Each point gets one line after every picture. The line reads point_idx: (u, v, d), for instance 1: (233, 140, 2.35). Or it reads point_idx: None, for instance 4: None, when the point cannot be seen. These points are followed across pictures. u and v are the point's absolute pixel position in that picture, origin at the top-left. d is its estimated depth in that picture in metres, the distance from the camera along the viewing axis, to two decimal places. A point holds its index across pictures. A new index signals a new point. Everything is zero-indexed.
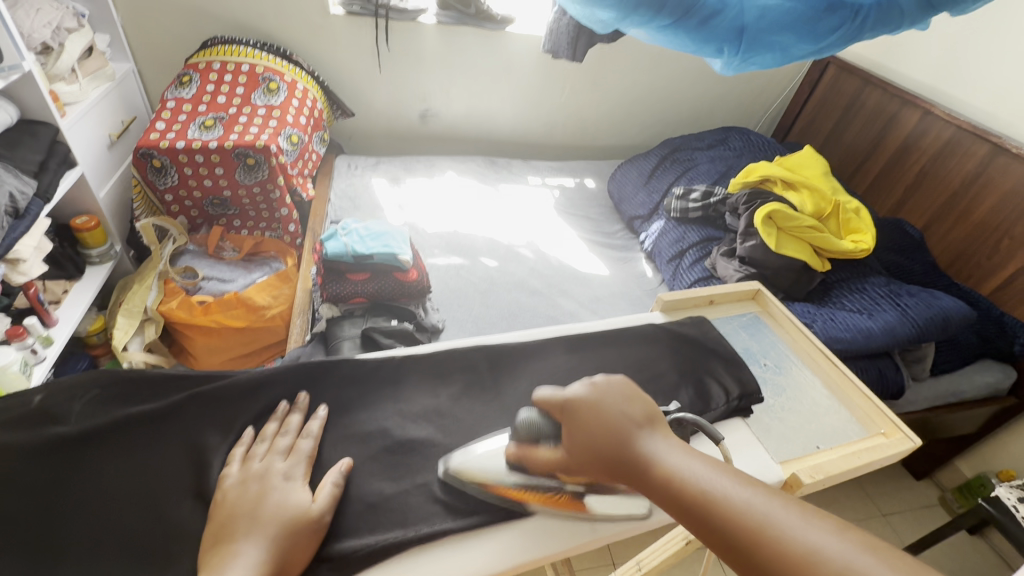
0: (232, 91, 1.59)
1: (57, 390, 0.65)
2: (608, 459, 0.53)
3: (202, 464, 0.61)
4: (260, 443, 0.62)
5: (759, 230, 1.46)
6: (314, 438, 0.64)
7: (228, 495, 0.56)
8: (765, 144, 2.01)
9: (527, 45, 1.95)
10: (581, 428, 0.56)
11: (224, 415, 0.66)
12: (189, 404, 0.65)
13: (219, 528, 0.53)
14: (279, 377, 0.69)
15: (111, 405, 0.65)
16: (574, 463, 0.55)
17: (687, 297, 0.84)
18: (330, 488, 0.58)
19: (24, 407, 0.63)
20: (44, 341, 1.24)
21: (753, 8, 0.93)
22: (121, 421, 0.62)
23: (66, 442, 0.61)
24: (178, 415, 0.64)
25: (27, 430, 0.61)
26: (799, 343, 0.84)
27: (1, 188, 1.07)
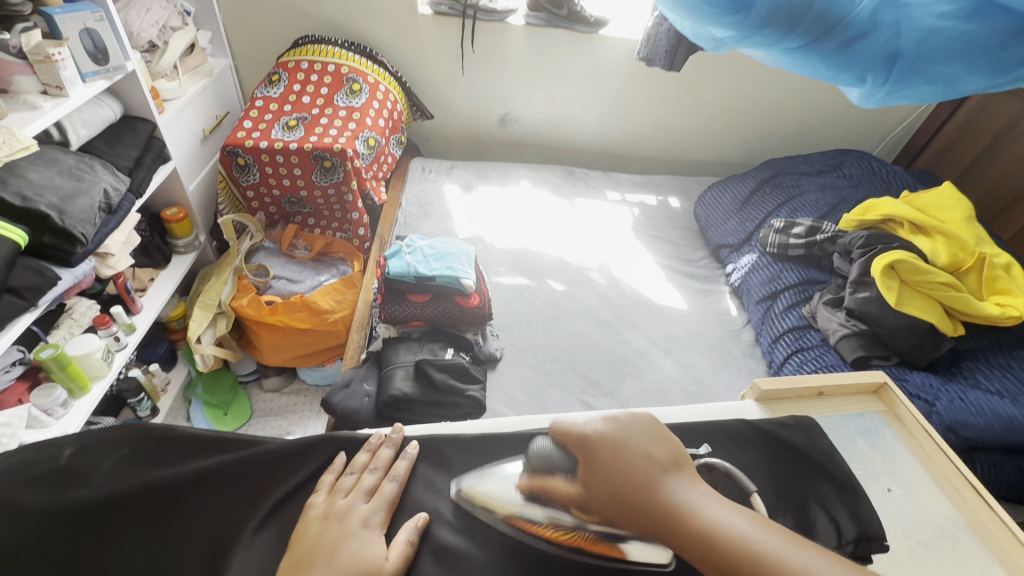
0: (317, 91, 1.59)
1: (88, 442, 0.59)
2: (633, 507, 0.48)
3: (231, 543, 0.56)
4: (348, 475, 0.61)
5: (878, 281, 1.25)
6: (399, 481, 0.62)
7: (310, 530, 0.55)
8: (890, 172, 1.73)
9: (620, 50, 1.81)
10: (602, 469, 0.51)
11: (257, 489, 0.60)
12: (222, 474, 0.59)
13: (295, 565, 0.52)
14: (320, 448, 0.64)
15: (141, 461, 0.59)
16: (594, 504, 0.51)
17: (791, 386, 0.70)
18: (403, 543, 0.56)
19: (52, 461, 0.57)
20: (127, 329, 1.31)
21: (912, 31, 0.75)
22: (149, 491, 0.57)
23: (92, 505, 0.55)
24: (209, 487, 0.59)
25: (49, 491, 0.55)
26: (934, 462, 0.67)
27: (95, 185, 1.11)
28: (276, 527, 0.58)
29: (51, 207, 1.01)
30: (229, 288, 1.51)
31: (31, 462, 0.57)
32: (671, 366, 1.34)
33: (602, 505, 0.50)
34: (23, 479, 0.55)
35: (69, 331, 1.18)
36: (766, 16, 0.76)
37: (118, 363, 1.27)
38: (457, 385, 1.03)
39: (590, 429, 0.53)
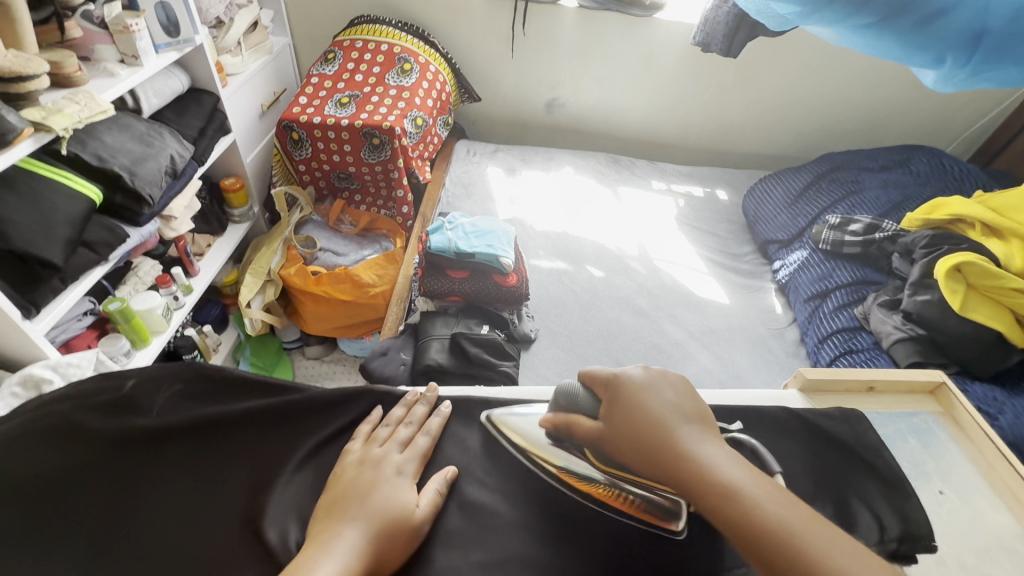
0: (369, 70, 1.63)
1: (147, 377, 0.66)
2: (645, 442, 0.52)
3: (269, 481, 0.60)
4: (384, 426, 0.64)
5: (941, 284, 1.17)
6: (432, 435, 0.65)
7: (347, 472, 0.58)
8: (963, 171, 1.61)
9: (675, 35, 1.75)
10: (623, 409, 0.56)
11: (290, 433, 0.64)
12: (262, 414, 0.65)
13: (331, 503, 0.55)
14: (353, 399, 0.68)
15: (193, 399, 0.66)
16: (608, 441, 0.56)
17: (838, 379, 0.67)
18: (433, 495, 0.59)
19: (115, 391, 0.64)
20: (185, 290, 1.40)
21: (1003, 8, 0.68)
22: (194, 422, 0.62)
23: (145, 432, 0.61)
24: (248, 425, 0.64)
25: (110, 416, 0.62)
26: (995, 470, 0.63)
27: (163, 151, 1.18)
28: (312, 471, 0.62)
29: (123, 168, 1.08)
30: (280, 258, 1.58)
31: (95, 391, 0.63)
32: (708, 360, 1.31)
33: (617, 441, 0.55)
34: (89, 405, 0.62)
35: (134, 287, 1.28)
36: None
37: (176, 321, 1.35)
38: (491, 361, 1.04)
39: (622, 372, 0.59)
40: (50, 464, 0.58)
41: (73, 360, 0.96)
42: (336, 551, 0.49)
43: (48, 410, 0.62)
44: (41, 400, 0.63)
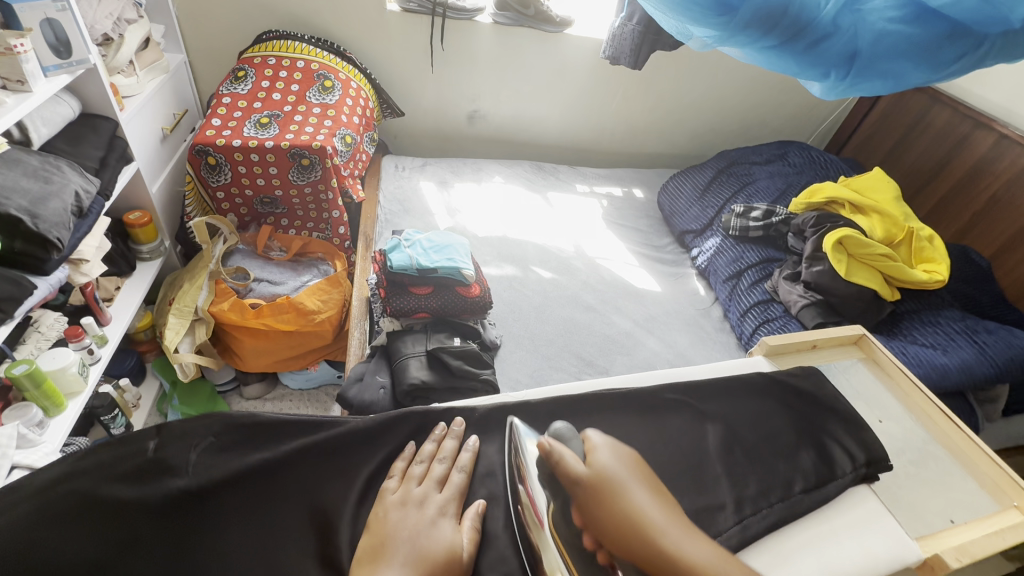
0: (287, 88, 1.55)
1: (171, 435, 0.65)
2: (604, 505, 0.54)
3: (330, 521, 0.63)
4: (418, 464, 0.67)
5: (829, 256, 1.41)
6: (466, 471, 0.67)
7: (389, 514, 0.61)
8: (827, 160, 1.93)
9: (584, 49, 1.90)
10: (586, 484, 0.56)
11: (340, 466, 0.68)
12: (310, 452, 0.67)
13: (371, 549, 0.58)
14: (393, 424, 0.71)
15: (227, 450, 0.66)
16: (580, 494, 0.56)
17: (792, 342, 0.80)
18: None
19: (139, 455, 0.62)
20: (100, 341, 1.24)
21: (867, 34, 0.87)
22: (243, 472, 0.64)
23: (189, 495, 0.61)
24: (298, 465, 0.66)
25: (145, 483, 0.61)
26: (911, 398, 0.79)
27: (66, 187, 1.04)
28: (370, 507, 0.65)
29: (22, 210, 0.94)
30: (207, 294, 1.45)
31: (122, 459, 0.61)
32: (655, 343, 1.44)
33: (600, 515, 0.54)
34: (116, 476, 0.60)
35: (37, 345, 1.10)
36: (750, 19, 0.86)
37: (94, 377, 1.19)
38: (472, 370, 1.06)
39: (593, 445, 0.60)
40: (91, 544, 0.57)
41: None
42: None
43: (66, 489, 0.58)
44: (50, 478, 0.59)
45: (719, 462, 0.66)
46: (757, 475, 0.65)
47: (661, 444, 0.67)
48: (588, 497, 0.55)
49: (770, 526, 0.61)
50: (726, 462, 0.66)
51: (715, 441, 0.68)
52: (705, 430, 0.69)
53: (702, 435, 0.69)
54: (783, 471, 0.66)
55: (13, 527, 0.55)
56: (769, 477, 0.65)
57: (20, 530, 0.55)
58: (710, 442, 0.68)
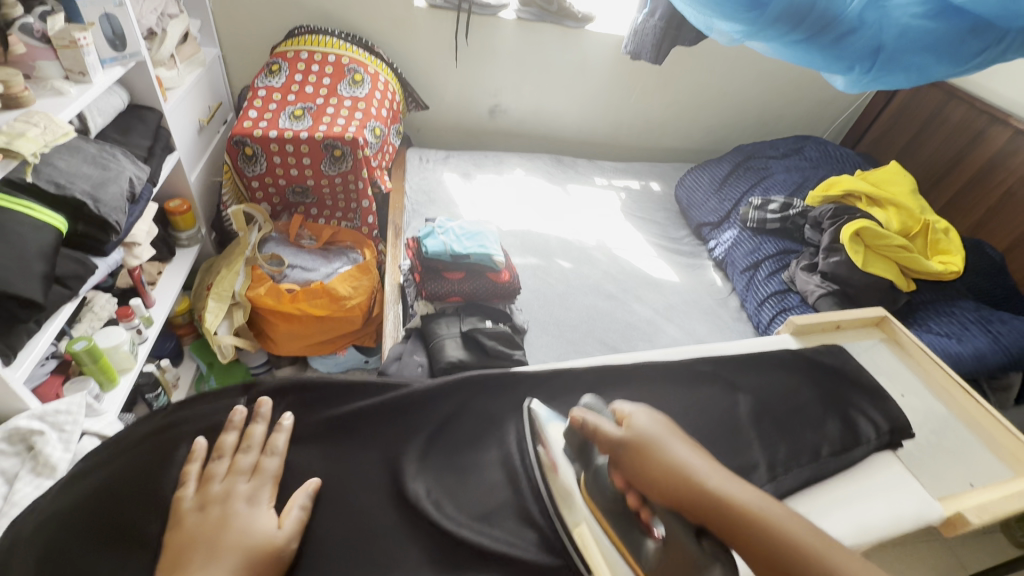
0: (319, 81, 1.60)
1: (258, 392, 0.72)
2: (652, 469, 0.56)
3: (402, 469, 0.68)
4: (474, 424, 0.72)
5: (846, 247, 1.45)
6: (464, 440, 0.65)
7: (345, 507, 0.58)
8: (843, 155, 1.97)
9: (605, 44, 1.94)
10: (633, 450, 0.58)
11: (405, 424, 0.73)
12: (378, 411, 0.73)
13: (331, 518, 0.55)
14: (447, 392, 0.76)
15: (306, 408, 0.71)
16: (622, 459, 0.59)
17: (817, 322, 0.85)
18: (296, 511, 0.60)
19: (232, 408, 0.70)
20: (147, 322, 1.30)
21: (891, 28, 0.91)
22: (320, 425, 0.70)
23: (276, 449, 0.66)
24: (366, 423, 0.72)
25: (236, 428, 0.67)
26: (930, 374, 0.83)
27: (121, 173, 1.09)
28: (436, 456, 0.71)
29: (85, 194, 0.99)
30: (243, 279, 1.50)
31: (218, 412, 0.69)
32: (675, 331, 1.48)
33: (624, 458, 0.59)
34: (209, 429, 0.67)
35: (91, 325, 1.15)
36: (779, 14, 0.89)
37: (142, 355, 1.26)
38: (505, 351, 1.12)
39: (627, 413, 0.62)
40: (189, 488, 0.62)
41: (61, 406, 0.89)
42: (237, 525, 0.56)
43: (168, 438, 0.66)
44: (158, 426, 0.67)
45: (752, 428, 0.71)
46: (787, 442, 0.70)
47: (696, 410, 0.72)
48: (626, 456, 0.59)
49: (802, 483, 0.65)
50: (758, 428, 0.71)
51: (746, 410, 0.73)
52: (736, 400, 0.74)
53: (735, 403, 0.74)
54: (811, 438, 0.70)
55: (127, 466, 0.63)
56: (799, 444, 0.69)
57: (128, 472, 0.62)
58: (742, 410, 0.73)
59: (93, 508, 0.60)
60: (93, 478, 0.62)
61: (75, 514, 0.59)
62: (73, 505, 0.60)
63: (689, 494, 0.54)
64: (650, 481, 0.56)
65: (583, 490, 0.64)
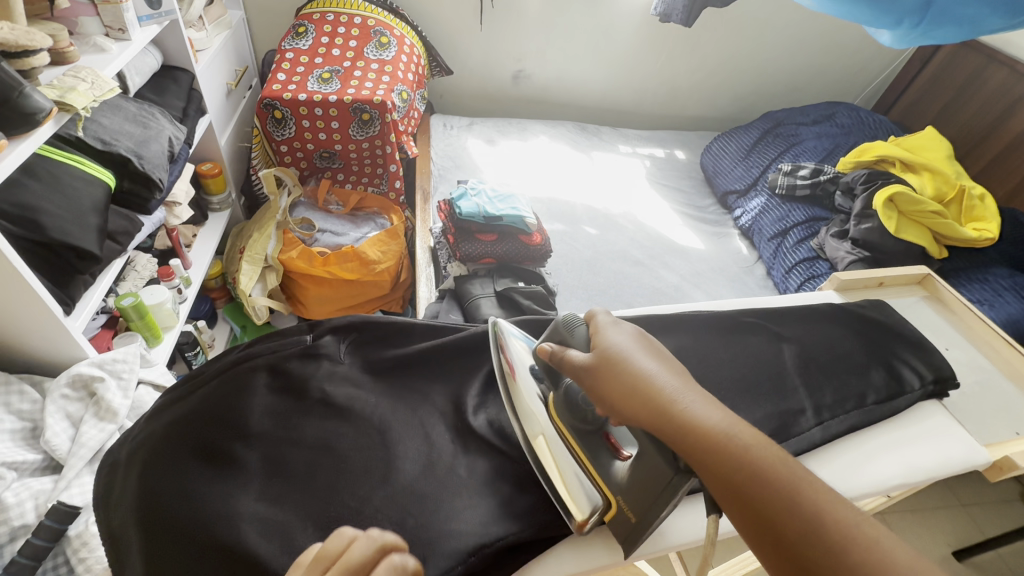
0: (346, 44, 1.58)
1: (322, 330, 0.73)
2: (620, 393, 0.53)
3: (462, 402, 0.71)
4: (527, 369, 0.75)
5: (879, 213, 1.43)
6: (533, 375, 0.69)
7: None
8: (876, 122, 1.93)
9: (633, 7, 1.89)
10: (607, 377, 0.55)
11: (458, 368, 0.75)
12: (435, 355, 0.75)
13: None
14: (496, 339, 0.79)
15: (370, 348, 0.75)
16: (591, 385, 0.56)
17: (859, 279, 0.89)
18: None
19: (300, 344, 0.71)
20: (185, 282, 1.32)
21: None
22: (385, 362, 0.73)
23: (346, 379, 0.70)
24: (422, 366, 0.74)
25: (307, 362, 0.70)
26: (975, 329, 0.89)
27: (161, 133, 1.10)
28: (494, 392, 0.74)
29: (129, 151, 1.00)
30: (275, 243, 1.52)
31: (285, 347, 0.70)
32: (702, 297, 1.49)
33: (593, 380, 0.56)
34: (283, 360, 0.69)
35: (134, 283, 1.18)
36: None
37: (183, 314, 1.29)
38: (540, 311, 1.13)
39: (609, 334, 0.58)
40: (272, 412, 0.64)
41: (118, 355, 0.93)
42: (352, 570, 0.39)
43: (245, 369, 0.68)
44: (233, 359, 0.68)
45: (798, 375, 0.72)
46: (834, 387, 0.72)
47: (741, 357, 0.74)
48: (592, 377, 0.56)
49: (852, 427, 0.68)
50: (804, 375, 0.73)
51: (791, 359, 0.74)
52: (782, 348, 0.76)
53: (778, 352, 0.75)
54: (857, 385, 0.72)
55: (210, 396, 0.65)
56: (845, 389, 0.72)
57: (213, 400, 0.64)
58: (787, 358, 0.74)
59: (183, 431, 0.62)
60: (178, 405, 0.64)
61: (166, 437, 0.61)
62: (163, 429, 0.62)
63: (653, 412, 0.50)
64: (615, 400, 0.53)
65: (552, 411, 0.66)
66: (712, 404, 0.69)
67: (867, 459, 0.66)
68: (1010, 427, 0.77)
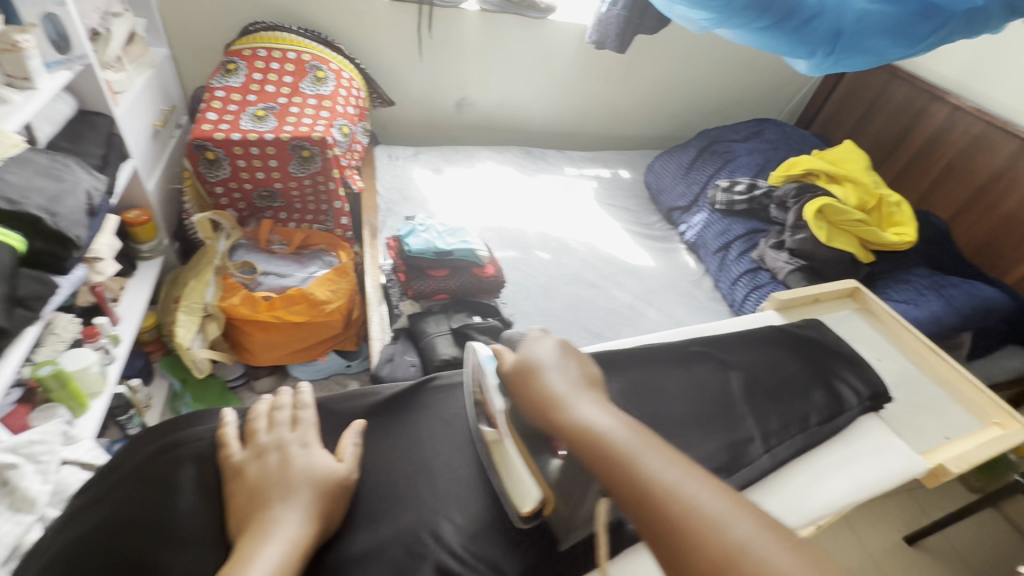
0: (280, 80, 1.54)
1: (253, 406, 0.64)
2: (535, 400, 0.54)
3: None
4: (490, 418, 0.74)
5: (810, 224, 1.52)
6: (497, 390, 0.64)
7: None
8: (800, 136, 2.07)
9: (569, 35, 1.95)
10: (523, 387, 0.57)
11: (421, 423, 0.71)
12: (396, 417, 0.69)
13: None
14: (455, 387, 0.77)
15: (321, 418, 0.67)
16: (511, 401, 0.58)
17: (795, 297, 0.94)
18: (351, 448, 0.61)
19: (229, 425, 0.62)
20: (113, 340, 1.23)
21: (850, 13, 0.92)
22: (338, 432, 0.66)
23: None
24: (381, 429, 0.68)
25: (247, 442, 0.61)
26: (903, 337, 0.95)
27: (77, 185, 1.02)
28: None
29: (41, 209, 0.92)
30: (214, 289, 1.45)
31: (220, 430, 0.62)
32: (656, 314, 1.52)
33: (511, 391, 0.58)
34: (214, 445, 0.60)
35: (55, 347, 1.07)
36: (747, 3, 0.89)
37: (113, 375, 1.19)
38: (498, 345, 1.12)
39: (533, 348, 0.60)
40: (203, 508, 0.55)
41: (35, 437, 0.85)
42: (280, 538, 0.47)
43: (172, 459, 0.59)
44: (154, 452, 0.60)
45: (746, 402, 0.74)
46: (780, 412, 0.74)
47: (691, 388, 0.75)
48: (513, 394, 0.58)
49: (798, 451, 0.71)
50: (752, 402, 0.75)
51: (739, 385, 0.77)
52: (729, 375, 0.77)
53: (727, 380, 0.77)
54: (801, 407, 0.75)
55: (132, 496, 0.56)
56: (790, 414, 0.74)
57: (137, 501, 0.55)
58: (734, 385, 0.76)
59: (100, 544, 0.52)
60: (94, 513, 0.55)
61: (82, 555, 0.52)
62: (76, 543, 0.53)
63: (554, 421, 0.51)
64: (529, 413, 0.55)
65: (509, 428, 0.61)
66: (668, 440, 0.69)
67: (815, 482, 0.70)
68: (942, 432, 0.82)
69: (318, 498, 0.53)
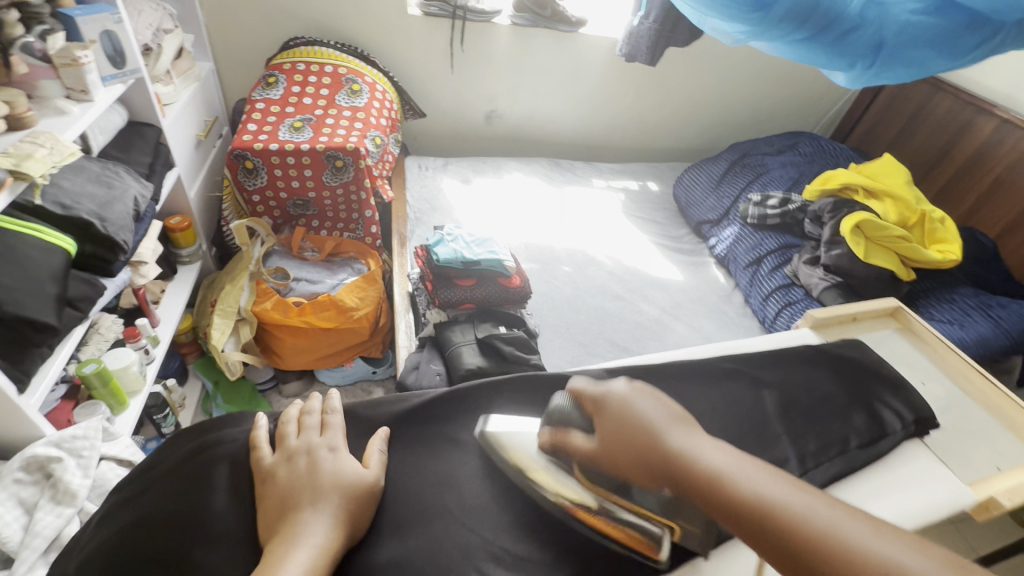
0: (317, 92, 1.59)
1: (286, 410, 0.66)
2: (638, 446, 0.51)
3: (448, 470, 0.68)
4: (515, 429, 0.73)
5: (847, 239, 1.48)
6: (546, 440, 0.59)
7: None
8: (836, 150, 2.02)
9: (599, 47, 1.95)
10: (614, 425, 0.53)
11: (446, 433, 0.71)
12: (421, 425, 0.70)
13: None
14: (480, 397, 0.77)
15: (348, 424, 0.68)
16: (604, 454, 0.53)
17: (831, 314, 0.91)
18: (377, 456, 0.62)
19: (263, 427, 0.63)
20: (152, 341, 1.27)
21: (892, 24, 0.89)
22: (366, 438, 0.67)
23: None
24: (408, 436, 0.69)
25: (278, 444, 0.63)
26: (947, 360, 0.91)
27: (126, 192, 1.07)
28: None
29: (92, 214, 0.97)
30: (248, 294, 1.49)
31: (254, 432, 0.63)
32: (684, 329, 1.49)
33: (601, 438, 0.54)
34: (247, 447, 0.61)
35: (98, 348, 1.12)
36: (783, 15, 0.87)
37: (151, 375, 1.23)
38: (523, 356, 1.12)
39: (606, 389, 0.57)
40: (236, 508, 0.56)
41: (78, 432, 0.89)
42: (308, 543, 0.48)
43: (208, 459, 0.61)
44: (193, 451, 0.62)
45: (780, 422, 0.72)
46: (816, 434, 0.71)
47: (723, 406, 0.73)
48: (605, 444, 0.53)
49: (837, 475, 0.68)
50: (786, 422, 0.72)
51: (773, 405, 0.74)
52: (762, 394, 0.75)
53: (760, 398, 0.75)
54: (839, 430, 0.72)
55: (170, 493, 0.58)
56: (827, 435, 0.71)
57: (175, 498, 0.57)
58: (768, 404, 0.74)
59: (139, 539, 0.54)
60: (134, 507, 0.57)
61: (123, 548, 0.54)
62: (117, 536, 0.55)
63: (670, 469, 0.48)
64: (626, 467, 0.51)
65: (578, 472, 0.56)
66: None
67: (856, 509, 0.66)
68: (992, 461, 0.78)
69: (346, 504, 0.53)
